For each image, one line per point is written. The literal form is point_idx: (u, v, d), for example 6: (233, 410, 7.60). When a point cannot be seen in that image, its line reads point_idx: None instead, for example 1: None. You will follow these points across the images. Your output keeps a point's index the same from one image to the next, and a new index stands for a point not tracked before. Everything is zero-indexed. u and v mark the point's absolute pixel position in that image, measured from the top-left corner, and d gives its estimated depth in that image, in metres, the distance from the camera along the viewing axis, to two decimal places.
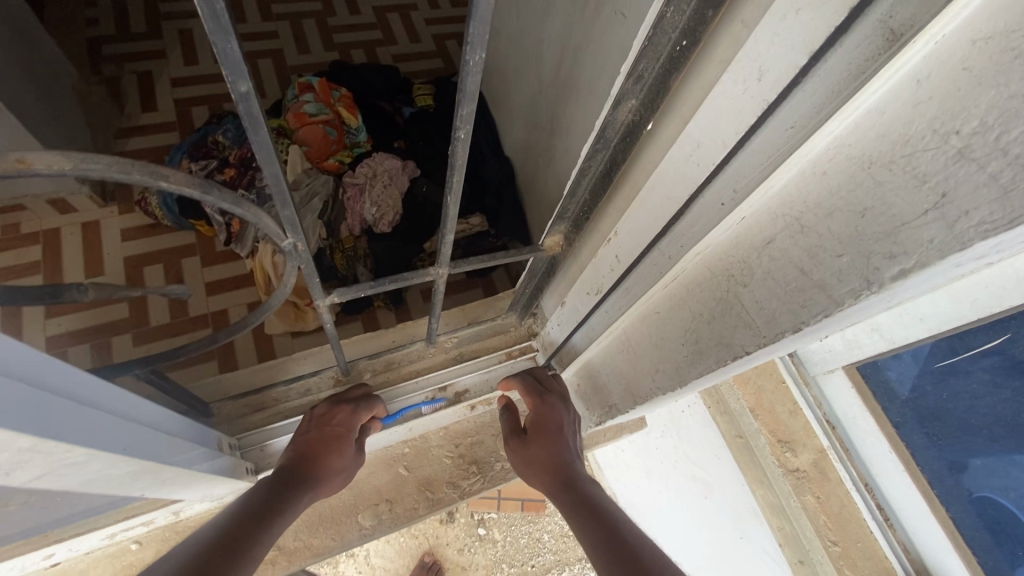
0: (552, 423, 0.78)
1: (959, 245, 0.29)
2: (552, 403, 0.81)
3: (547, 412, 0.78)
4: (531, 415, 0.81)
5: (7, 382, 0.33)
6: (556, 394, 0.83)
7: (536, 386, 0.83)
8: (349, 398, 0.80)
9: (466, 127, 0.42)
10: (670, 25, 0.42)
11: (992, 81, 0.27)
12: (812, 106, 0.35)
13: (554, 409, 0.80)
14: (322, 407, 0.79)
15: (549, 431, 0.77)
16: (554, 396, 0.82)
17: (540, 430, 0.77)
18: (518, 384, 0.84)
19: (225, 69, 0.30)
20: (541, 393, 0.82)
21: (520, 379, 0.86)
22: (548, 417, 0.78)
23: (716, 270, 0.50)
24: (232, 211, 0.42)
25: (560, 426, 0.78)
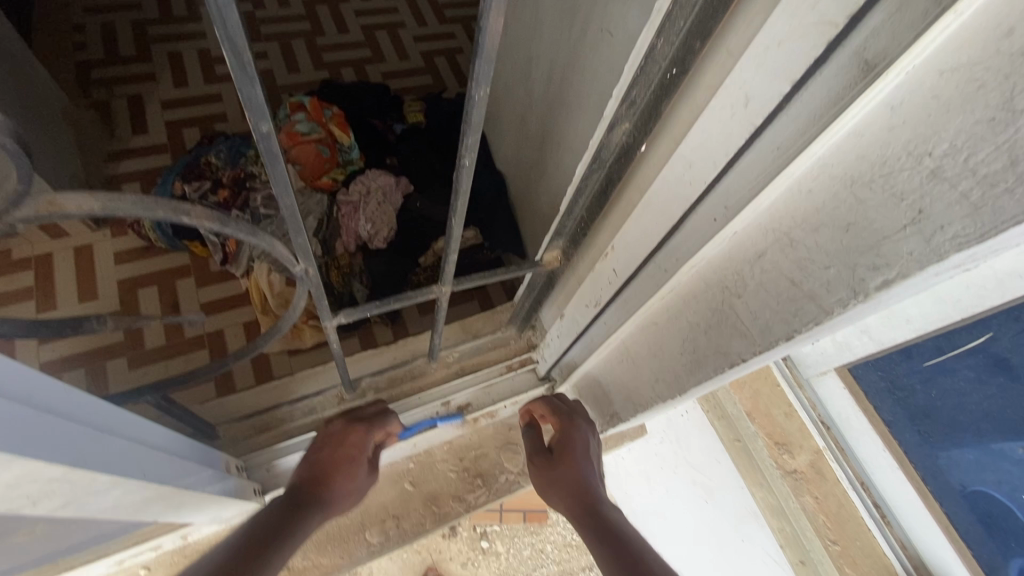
0: (578, 445, 0.80)
1: (937, 258, 0.32)
2: (578, 424, 0.83)
3: (574, 433, 0.80)
4: (557, 436, 0.83)
5: (33, 414, 0.35)
6: (583, 418, 0.85)
7: (562, 407, 0.85)
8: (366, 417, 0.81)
9: (470, 155, 0.43)
10: (659, 55, 0.45)
11: (959, 108, 0.29)
12: (797, 129, 0.37)
13: (580, 430, 0.82)
14: (336, 417, 0.80)
15: (574, 452, 0.79)
16: (581, 418, 0.84)
17: (565, 451, 0.79)
18: (543, 405, 0.86)
19: (248, 111, 0.32)
20: (567, 414, 0.84)
21: (545, 402, 0.88)
22: (574, 438, 0.80)
23: (710, 282, 0.52)
24: (248, 241, 0.43)
25: (586, 448, 0.80)
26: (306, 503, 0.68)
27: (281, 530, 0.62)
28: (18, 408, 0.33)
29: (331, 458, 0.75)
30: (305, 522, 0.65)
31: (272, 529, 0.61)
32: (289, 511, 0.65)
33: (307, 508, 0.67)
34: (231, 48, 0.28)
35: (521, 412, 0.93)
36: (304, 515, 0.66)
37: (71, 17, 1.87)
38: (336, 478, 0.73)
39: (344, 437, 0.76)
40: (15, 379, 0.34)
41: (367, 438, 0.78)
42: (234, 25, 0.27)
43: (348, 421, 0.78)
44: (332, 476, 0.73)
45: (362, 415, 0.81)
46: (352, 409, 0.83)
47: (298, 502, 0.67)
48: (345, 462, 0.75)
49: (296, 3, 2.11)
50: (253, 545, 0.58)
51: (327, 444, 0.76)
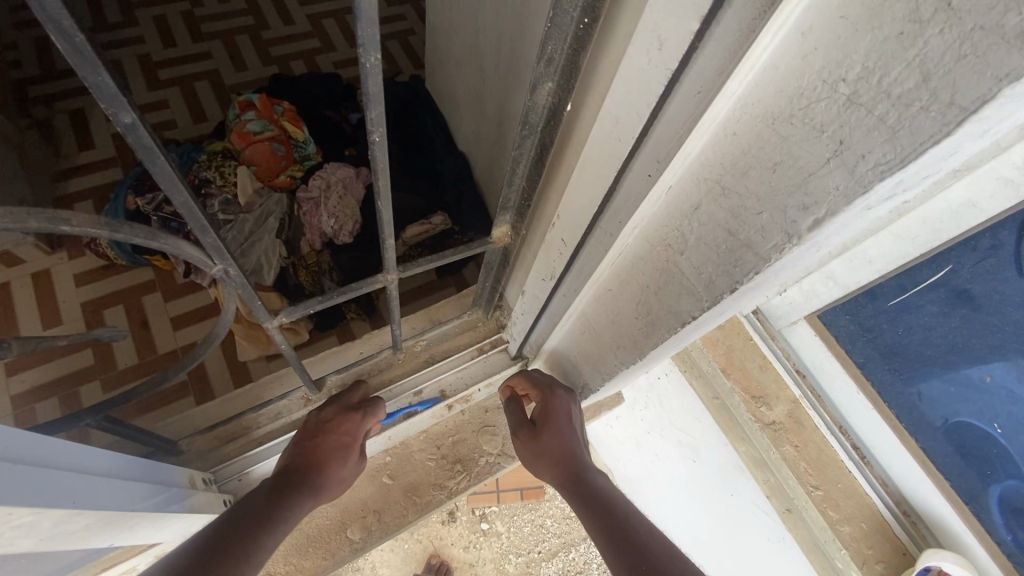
0: (559, 413, 0.80)
1: (863, 189, 0.31)
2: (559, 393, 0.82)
3: (553, 404, 0.79)
4: (538, 408, 0.82)
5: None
6: (564, 387, 0.83)
7: (540, 379, 0.84)
8: (352, 404, 0.80)
9: (379, 130, 0.41)
10: (568, 5, 0.41)
11: (867, 25, 0.27)
12: (713, 69, 0.35)
13: (561, 398, 0.81)
14: (329, 403, 0.79)
15: (556, 421, 0.78)
16: (560, 386, 0.83)
17: (548, 421, 0.79)
18: (521, 381, 0.84)
19: (104, 102, 0.30)
20: (546, 384, 0.84)
21: (523, 378, 0.86)
22: (554, 408, 0.79)
23: (653, 241, 0.50)
24: (148, 245, 0.41)
25: (569, 415, 0.80)
26: (300, 486, 0.68)
27: (278, 511, 0.62)
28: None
29: (323, 444, 0.74)
30: (297, 506, 0.65)
31: (268, 512, 0.61)
32: (280, 496, 0.65)
33: (298, 490, 0.67)
34: (57, 30, 0.26)
35: (499, 390, 0.92)
36: (297, 497, 0.66)
37: None
38: (331, 462, 0.74)
39: (339, 422, 0.77)
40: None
41: (362, 423, 0.78)
42: (53, 5, 0.25)
43: (343, 408, 0.78)
44: (328, 461, 0.74)
45: (345, 400, 0.80)
46: (335, 394, 0.82)
47: (291, 486, 0.67)
48: (339, 448, 0.75)
49: None
50: (248, 526, 0.58)
51: (319, 432, 0.76)
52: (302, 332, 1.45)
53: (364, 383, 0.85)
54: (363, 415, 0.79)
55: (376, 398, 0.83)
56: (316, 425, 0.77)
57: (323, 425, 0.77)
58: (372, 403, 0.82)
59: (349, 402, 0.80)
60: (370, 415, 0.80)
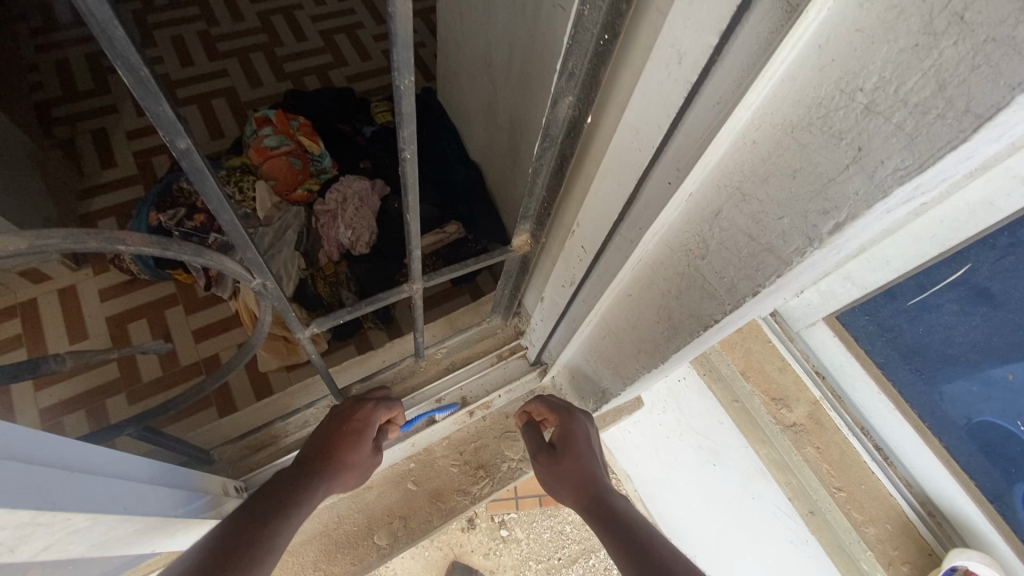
0: (578, 437, 0.82)
1: (882, 193, 0.32)
2: (576, 418, 0.85)
3: (572, 426, 0.82)
4: (558, 431, 0.84)
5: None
6: (581, 410, 0.87)
7: (558, 404, 0.87)
8: (366, 396, 0.79)
9: (410, 147, 0.43)
10: (589, 22, 0.43)
11: (883, 37, 0.28)
12: (732, 81, 0.36)
13: (580, 423, 0.84)
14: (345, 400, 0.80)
15: (576, 444, 0.80)
16: (578, 412, 0.86)
17: (568, 445, 0.81)
18: (540, 405, 0.87)
19: (161, 130, 0.32)
20: (564, 410, 0.87)
21: (541, 402, 0.90)
22: (574, 431, 0.81)
23: (673, 247, 0.52)
24: (194, 262, 0.43)
25: (588, 439, 0.82)
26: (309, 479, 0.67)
27: (285, 500, 0.62)
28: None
29: (335, 432, 0.73)
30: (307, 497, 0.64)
31: (276, 504, 0.61)
32: (288, 489, 0.64)
33: (308, 484, 0.66)
34: (124, 65, 0.28)
35: (516, 415, 0.95)
36: (306, 490, 0.65)
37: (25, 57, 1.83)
38: (344, 450, 0.72)
39: (351, 413, 0.76)
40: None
41: (373, 412, 0.77)
42: (121, 42, 0.27)
43: (355, 399, 0.78)
44: (338, 451, 0.72)
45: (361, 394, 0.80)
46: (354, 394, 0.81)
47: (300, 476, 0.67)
48: (351, 435, 0.74)
49: (251, 16, 2.08)
50: (254, 523, 0.57)
51: (332, 422, 0.74)
52: (321, 342, 1.48)
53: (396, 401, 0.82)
54: (373, 405, 0.77)
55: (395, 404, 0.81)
56: (330, 415, 0.76)
57: (338, 415, 0.76)
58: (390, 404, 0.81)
59: (365, 395, 0.80)
60: (382, 406, 0.79)
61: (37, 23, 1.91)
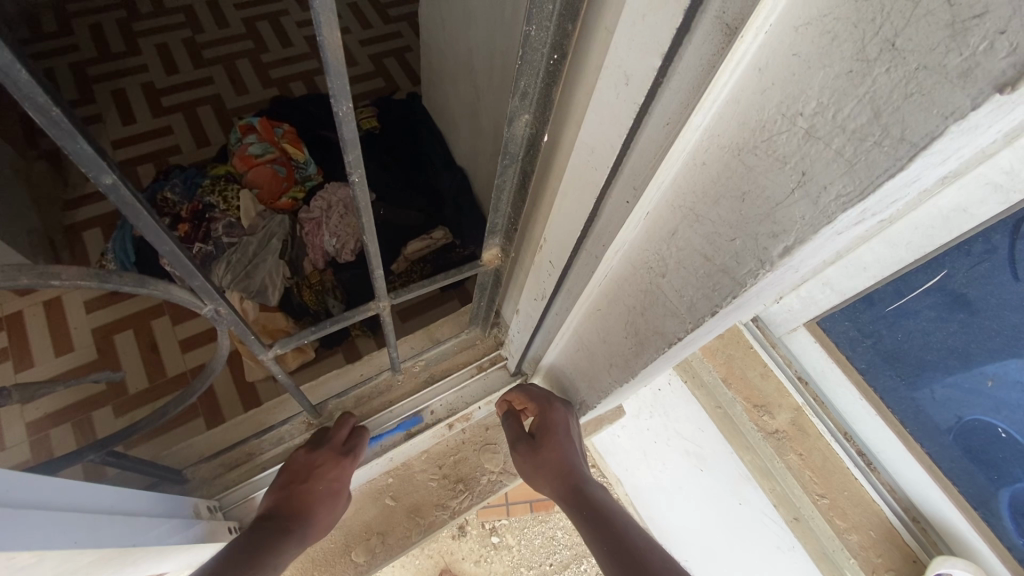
0: (558, 426, 0.82)
1: (827, 219, 0.31)
2: (556, 405, 0.84)
3: (552, 416, 0.81)
4: (537, 420, 0.84)
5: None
6: (562, 400, 0.85)
7: (538, 392, 0.85)
8: (341, 447, 0.82)
9: (358, 171, 0.42)
10: (537, 42, 0.41)
11: (819, 63, 0.28)
12: (678, 102, 0.35)
13: (559, 410, 0.83)
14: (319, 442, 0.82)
15: (556, 434, 0.81)
16: (557, 398, 0.85)
17: (547, 435, 0.81)
18: (520, 396, 0.86)
19: (84, 166, 0.31)
20: (545, 397, 0.85)
21: (522, 392, 0.88)
22: (553, 421, 0.81)
23: (636, 265, 0.51)
24: (137, 292, 0.42)
25: (567, 428, 0.82)
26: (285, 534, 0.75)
27: (266, 555, 0.69)
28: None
29: (311, 489, 0.79)
30: (287, 549, 0.73)
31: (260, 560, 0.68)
32: (271, 542, 0.71)
33: (285, 540, 0.73)
34: (34, 105, 0.27)
35: (498, 404, 0.94)
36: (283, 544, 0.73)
37: None
38: (316, 507, 0.80)
39: (326, 466, 0.80)
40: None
41: (348, 467, 0.82)
42: (26, 82, 0.26)
43: (330, 449, 0.81)
44: (310, 507, 0.79)
45: (335, 442, 0.82)
46: (324, 432, 0.84)
47: (280, 531, 0.74)
48: (327, 493, 0.80)
49: (235, 22, 2.06)
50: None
51: (309, 477, 0.79)
52: (307, 351, 1.48)
53: (353, 415, 0.86)
54: (350, 460, 0.81)
55: (360, 430, 0.85)
56: (305, 465, 0.80)
57: (314, 469, 0.80)
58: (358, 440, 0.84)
59: (338, 444, 0.82)
60: (357, 455, 0.83)
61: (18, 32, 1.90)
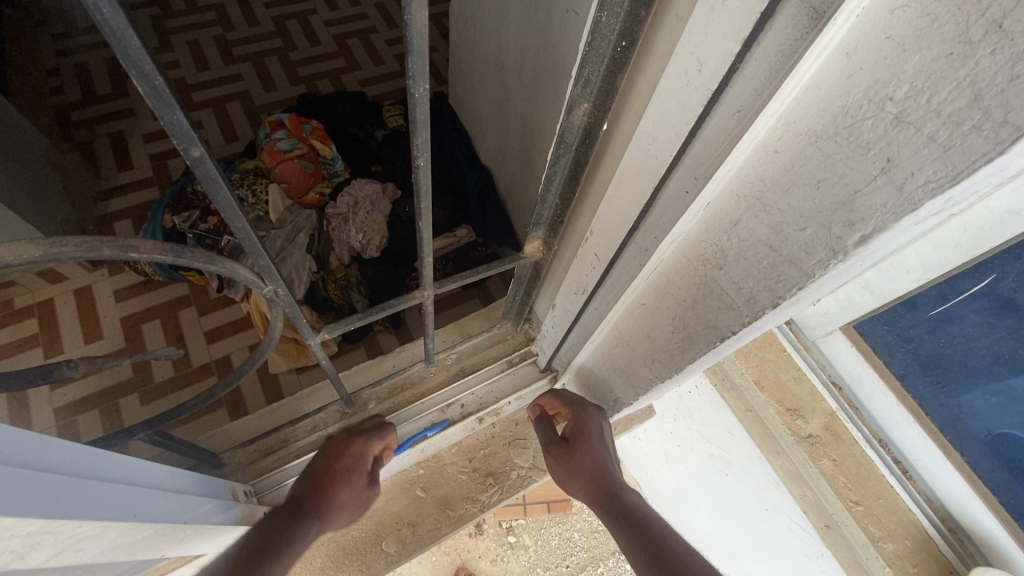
0: (591, 430, 0.80)
1: (912, 207, 0.31)
2: (590, 411, 0.83)
3: (586, 420, 0.80)
4: (570, 424, 0.83)
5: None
6: (594, 406, 0.84)
7: (572, 397, 0.85)
8: (361, 431, 0.80)
9: (423, 155, 0.43)
10: (606, 28, 0.42)
11: (915, 45, 0.27)
12: (754, 88, 0.35)
13: (593, 416, 0.82)
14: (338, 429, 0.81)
15: (590, 440, 0.79)
16: (591, 405, 0.84)
17: (581, 439, 0.79)
18: (552, 398, 0.86)
19: (176, 138, 0.32)
20: (578, 403, 0.84)
21: (554, 395, 0.87)
22: (586, 424, 0.79)
23: (691, 257, 0.51)
24: (205, 269, 0.43)
25: (601, 434, 0.80)
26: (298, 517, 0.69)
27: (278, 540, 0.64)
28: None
29: (327, 472, 0.75)
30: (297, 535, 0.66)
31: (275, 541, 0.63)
32: (284, 524, 0.67)
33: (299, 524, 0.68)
34: (141, 75, 0.28)
35: (528, 407, 0.92)
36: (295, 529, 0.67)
37: (44, 61, 1.86)
38: (334, 490, 0.75)
39: (345, 447, 0.77)
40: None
41: (366, 449, 0.78)
42: (136, 51, 0.27)
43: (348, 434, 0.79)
44: (329, 490, 0.74)
45: (357, 429, 0.80)
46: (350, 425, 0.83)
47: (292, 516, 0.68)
48: (344, 475, 0.76)
49: (265, 20, 2.10)
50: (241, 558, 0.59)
51: (326, 460, 0.76)
52: (332, 345, 1.48)
53: (387, 418, 0.84)
54: (365, 442, 0.78)
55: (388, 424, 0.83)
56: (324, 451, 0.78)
57: (331, 453, 0.77)
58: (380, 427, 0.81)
59: (359, 430, 0.81)
60: (376, 438, 0.79)
61: (56, 28, 1.95)
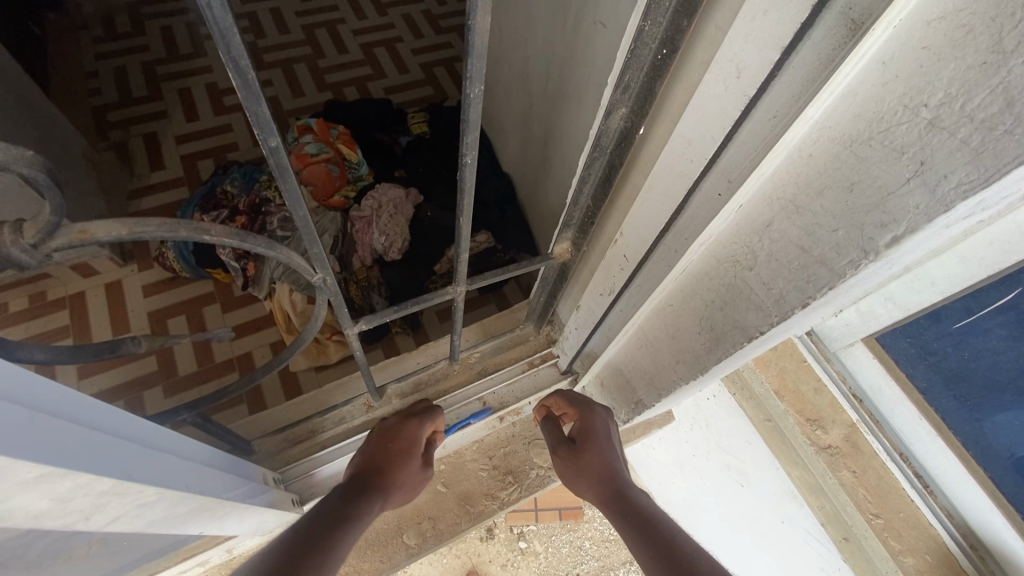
0: (598, 431, 0.81)
1: (944, 208, 0.32)
2: (595, 412, 0.84)
3: (594, 420, 0.81)
4: (578, 425, 0.83)
5: (75, 427, 0.35)
6: (600, 407, 0.86)
7: (579, 398, 0.86)
8: (411, 414, 0.81)
9: (472, 153, 0.45)
10: (649, 37, 0.45)
11: (950, 55, 0.29)
12: (791, 94, 0.37)
13: (599, 417, 0.83)
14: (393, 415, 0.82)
15: (597, 440, 0.79)
16: (596, 407, 0.85)
17: (588, 439, 0.79)
18: (561, 398, 0.87)
19: (257, 129, 0.35)
20: (585, 404, 0.85)
21: (562, 396, 0.89)
22: (594, 423, 0.80)
23: (721, 259, 0.52)
24: (266, 255, 0.46)
25: (608, 434, 0.80)
26: (367, 491, 0.67)
27: (347, 512, 0.62)
28: (59, 421, 0.33)
29: (387, 449, 0.74)
30: (365, 508, 0.64)
31: (345, 511, 0.62)
32: (352, 497, 0.65)
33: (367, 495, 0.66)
34: (235, 68, 0.31)
35: (538, 409, 0.94)
36: (365, 501, 0.65)
37: (85, 65, 1.94)
38: (397, 467, 0.73)
39: (398, 431, 0.77)
40: (53, 394, 0.34)
41: (421, 431, 0.79)
42: (236, 47, 0.30)
43: (403, 417, 0.80)
44: (392, 467, 0.72)
45: (407, 412, 0.81)
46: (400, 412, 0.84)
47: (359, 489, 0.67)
48: (403, 453, 0.75)
49: (296, 29, 2.16)
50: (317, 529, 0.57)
51: (384, 440, 0.76)
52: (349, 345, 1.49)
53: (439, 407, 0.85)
54: (420, 423, 0.79)
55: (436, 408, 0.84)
56: (380, 434, 0.78)
57: (388, 434, 0.77)
58: (429, 412, 0.83)
59: (410, 414, 0.81)
60: (428, 422, 0.81)
61: (97, 32, 2.03)
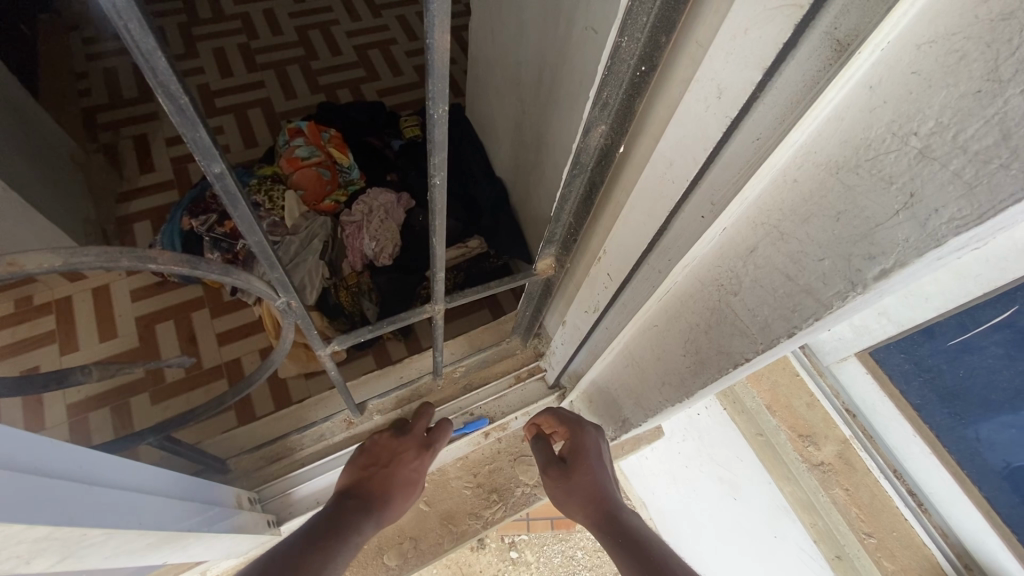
0: (589, 450, 0.79)
1: (934, 243, 0.30)
2: (586, 429, 0.82)
3: (583, 438, 0.78)
4: (568, 443, 0.81)
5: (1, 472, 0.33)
6: (591, 424, 0.84)
7: (570, 416, 0.84)
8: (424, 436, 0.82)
9: (440, 173, 0.43)
10: (626, 53, 0.43)
11: (941, 82, 0.27)
12: (774, 117, 0.35)
13: (590, 435, 0.81)
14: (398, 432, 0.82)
15: (587, 458, 0.77)
16: (586, 424, 0.83)
17: (579, 458, 0.77)
18: (551, 418, 0.84)
19: (198, 156, 0.34)
20: (575, 421, 0.84)
21: (552, 414, 0.87)
22: (585, 442, 0.78)
23: (704, 282, 0.50)
24: (221, 280, 0.45)
25: (600, 452, 0.78)
26: (367, 513, 0.68)
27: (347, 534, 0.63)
28: None
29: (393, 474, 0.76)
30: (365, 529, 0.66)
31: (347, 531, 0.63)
32: (353, 518, 0.66)
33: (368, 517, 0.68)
34: (166, 92, 0.29)
35: (527, 423, 0.92)
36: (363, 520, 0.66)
37: (75, 65, 1.92)
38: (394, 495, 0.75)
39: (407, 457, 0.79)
40: None
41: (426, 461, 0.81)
42: (164, 72, 0.28)
43: (412, 440, 0.81)
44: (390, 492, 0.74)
45: (416, 431, 0.82)
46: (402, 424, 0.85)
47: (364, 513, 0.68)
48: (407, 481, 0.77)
49: (289, 30, 2.13)
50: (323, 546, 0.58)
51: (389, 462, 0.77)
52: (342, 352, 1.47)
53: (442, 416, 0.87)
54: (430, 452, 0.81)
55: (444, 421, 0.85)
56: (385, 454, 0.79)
57: (394, 455, 0.79)
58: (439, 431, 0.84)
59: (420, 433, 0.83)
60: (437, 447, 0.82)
61: (87, 33, 2.00)
